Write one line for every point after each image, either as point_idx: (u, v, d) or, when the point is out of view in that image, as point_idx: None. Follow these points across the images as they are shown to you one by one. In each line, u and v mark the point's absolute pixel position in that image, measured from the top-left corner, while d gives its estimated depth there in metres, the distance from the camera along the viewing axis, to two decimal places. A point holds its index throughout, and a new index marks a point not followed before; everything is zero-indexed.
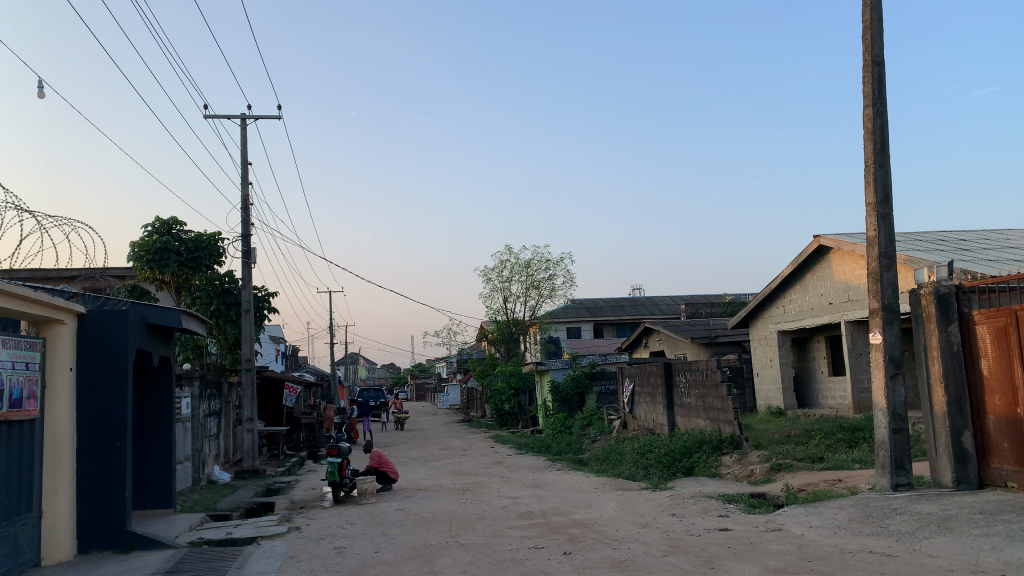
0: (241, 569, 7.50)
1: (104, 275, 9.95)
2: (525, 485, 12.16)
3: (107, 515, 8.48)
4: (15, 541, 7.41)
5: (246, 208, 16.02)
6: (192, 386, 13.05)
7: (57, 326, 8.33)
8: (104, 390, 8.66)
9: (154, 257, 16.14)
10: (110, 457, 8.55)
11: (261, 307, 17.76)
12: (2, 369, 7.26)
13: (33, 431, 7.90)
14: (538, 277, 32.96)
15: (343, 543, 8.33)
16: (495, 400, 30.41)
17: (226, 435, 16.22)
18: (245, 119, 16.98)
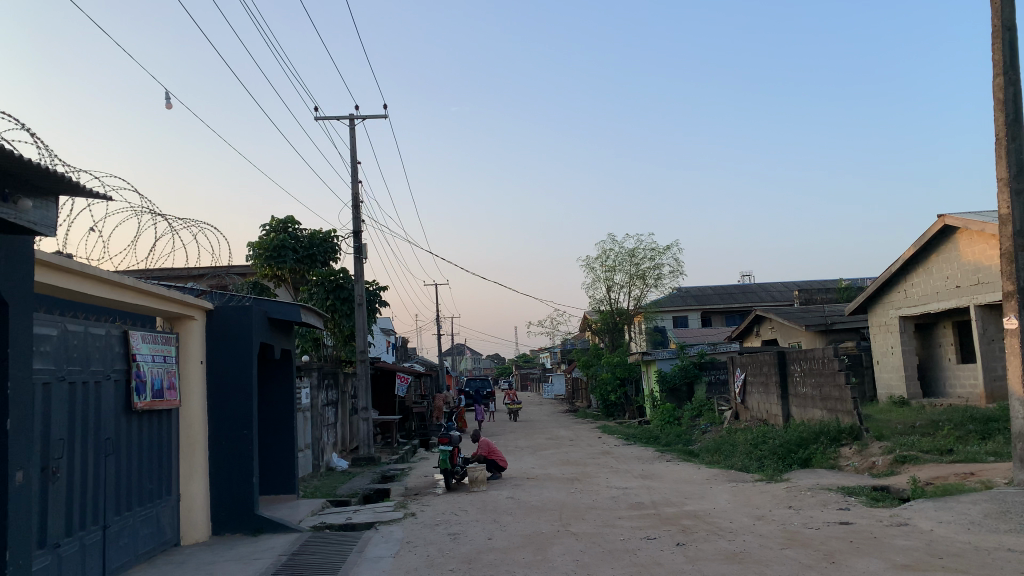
0: (361, 552, 7.82)
1: (230, 272, 10.52)
2: (635, 475, 12.08)
3: (238, 500, 8.97)
4: (157, 522, 8.03)
5: (355, 206, 16.54)
6: (311, 377, 13.65)
7: (188, 321, 8.88)
8: (231, 381, 9.17)
9: (272, 254, 16.86)
10: (239, 445, 9.05)
11: (372, 300, 18.34)
12: (142, 362, 7.87)
13: (168, 420, 8.50)
14: (643, 266, 32.55)
15: (457, 530, 8.54)
16: (601, 391, 30.29)
17: (343, 424, 16.88)
18: (353, 118, 17.51)
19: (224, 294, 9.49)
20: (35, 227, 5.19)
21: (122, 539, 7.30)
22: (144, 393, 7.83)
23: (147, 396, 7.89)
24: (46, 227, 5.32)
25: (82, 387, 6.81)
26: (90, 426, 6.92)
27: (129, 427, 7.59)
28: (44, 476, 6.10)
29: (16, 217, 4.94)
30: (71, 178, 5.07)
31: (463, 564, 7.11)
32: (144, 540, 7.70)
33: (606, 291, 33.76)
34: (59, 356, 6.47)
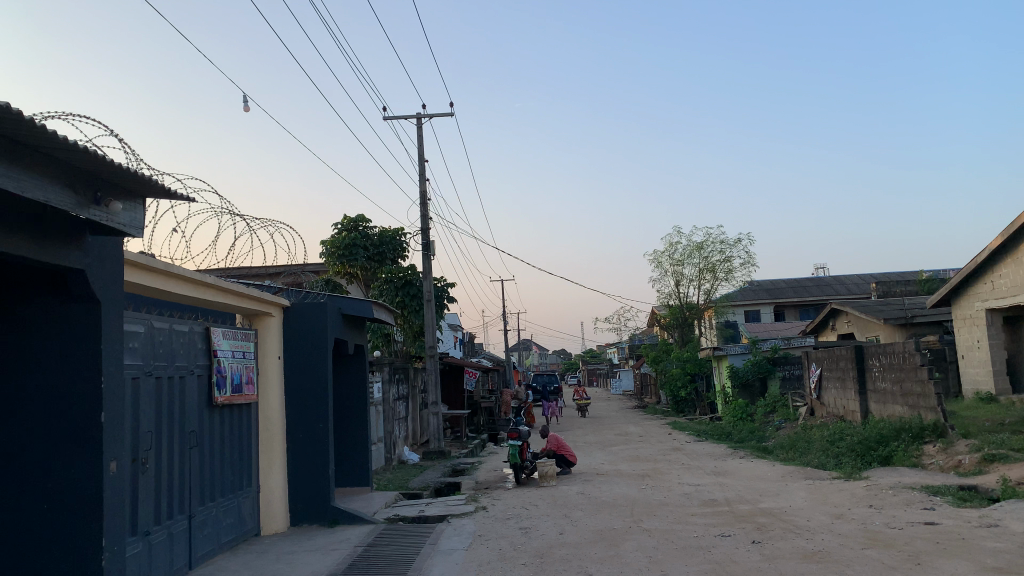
0: (434, 544, 7.93)
1: (306, 271, 10.79)
2: (707, 472, 11.92)
3: (314, 491, 9.21)
4: (238, 512, 8.32)
5: (423, 203, 16.76)
6: (382, 371, 13.90)
7: (266, 318, 9.15)
8: (308, 376, 9.42)
9: (343, 252, 17.23)
10: (315, 438, 9.29)
11: (441, 297, 18.54)
12: (223, 357, 8.16)
13: (248, 414, 8.79)
14: (713, 259, 32.02)
15: (529, 524, 8.58)
16: (670, 386, 29.93)
17: (413, 418, 17.14)
18: (420, 117, 17.71)
19: (300, 291, 9.72)
20: (126, 229, 5.42)
21: (206, 529, 7.58)
22: (224, 388, 8.11)
23: (227, 391, 8.17)
24: (136, 228, 5.55)
25: (168, 382, 7.09)
26: (175, 419, 7.20)
27: (211, 420, 7.87)
28: (135, 467, 6.38)
29: (107, 218, 5.17)
30: (157, 181, 5.26)
31: (535, 557, 7.15)
32: (226, 530, 7.98)
33: (675, 285, 33.33)
34: (147, 352, 6.74)
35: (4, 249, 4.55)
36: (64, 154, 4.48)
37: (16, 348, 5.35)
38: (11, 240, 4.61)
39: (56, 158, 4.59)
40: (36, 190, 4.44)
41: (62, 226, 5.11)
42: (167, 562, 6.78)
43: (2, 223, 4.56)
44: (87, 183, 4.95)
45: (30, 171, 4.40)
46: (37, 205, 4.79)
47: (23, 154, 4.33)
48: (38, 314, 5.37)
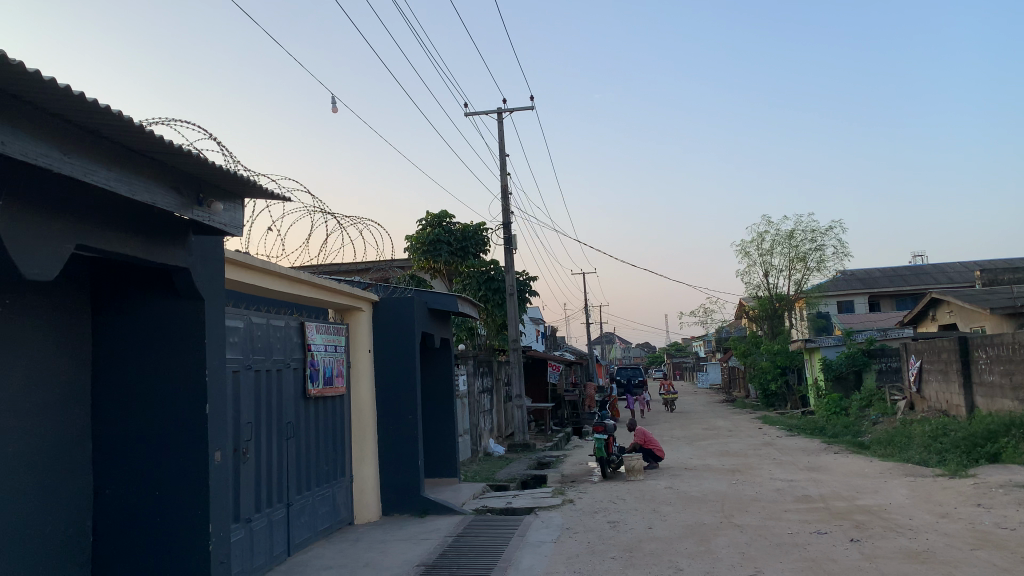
0: (523, 536, 7.98)
1: (394, 267, 11.04)
2: (801, 467, 11.59)
3: (404, 482, 9.41)
4: (333, 501, 8.59)
5: (504, 197, 16.84)
6: (467, 365, 14.07)
7: (356, 313, 9.40)
8: (397, 369, 9.62)
9: (428, 248, 17.43)
10: (405, 429, 9.49)
11: (523, 290, 18.67)
12: (316, 351, 8.43)
13: (340, 405, 9.05)
14: (803, 249, 31.04)
15: (616, 518, 8.54)
16: (759, 379, 29.20)
17: (498, 410, 17.30)
18: (500, 112, 17.77)
19: (388, 286, 9.98)
20: (227, 228, 5.65)
21: (303, 517, 7.85)
22: (317, 380, 8.37)
23: (320, 384, 8.43)
24: (236, 227, 5.79)
25: (266, 375, 7.37)
26: (273, 411, 7.47)
27: (306, 412, 8.14)
28: (237, 457, 6.67)
29: (210, 218, 5.41)
30: (254, 181, 5.46)
31: (624, 551, 7.11)
32: (322, 518, 8.26)
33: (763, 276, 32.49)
34: (246, 346, 7.02)
35: (117, 250, 4.81)
36: (171, 157, 4.70)
37: (125, 344, 5.63)
38: (124, 241, 4.88)
39: (162, 162, 4.82)
40: (144, 193, 4.68)
41: (168, 226, 5.37)
42: (268, 547, 7.06)
43: (115, 225, 4.82)
44: (190, 185, 5.18)
45: (139, 175, 4.63)
46: (146, 207, 5.05)
47: (132, 159, 4.56)
48: (147, 311, 5.64)
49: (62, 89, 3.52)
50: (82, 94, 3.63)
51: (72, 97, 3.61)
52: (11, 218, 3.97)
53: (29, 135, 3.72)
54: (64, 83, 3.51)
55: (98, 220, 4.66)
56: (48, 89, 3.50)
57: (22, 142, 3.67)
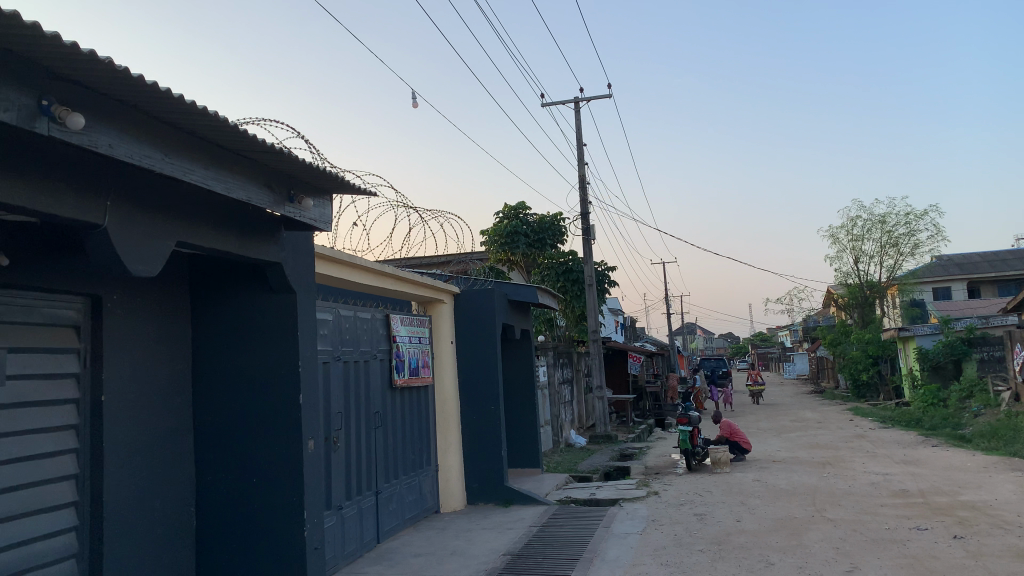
0: (608, 528, 7.94)
1: (474, 259, 11.14)
2: (896, 460, 11.15)
3: (488, 472, 9.49)
4: (420, 490, 8.75)
5: (582, 187, 16.76)
6: (547, 356, 14.09)
7: (438, 305, 9.54)
8: (479, 360, 9.71)
9: (506, 240, 17.55)
10: (488, 419, 9.58)
11: (602, 281, 18.59)
12: (401, 342, 8.60)
13: (424, 396, 9.19)
14: (896, 233, 29.83)
15: (703, 510, 8.41)
16: (850, 370, 28.23)
17: (578, 402, 17.28)
18: (577, 101, 17.67)
19: (468, 278, 9.88)
20: (317, 224, 5.81)
21: (391, 505, 8.02)
22: (403, 370, 8.53)
23: (405, 374, 8.59)
24: (325, 222, 5.93)
25: (355, 366, 7.57)
26: (362, 401, 7.66)
27: (393, 402, 8.31)
28: (329, 445, 6.86)
29: (301, 215, 5.56)
30: (342, 177, 5.59)
31: (713, 544, 7.01)
32: (409, 506, 8.42)
33: (853, 263, 31.40)
34: (335, 338, 7.21)
35: (214, 247, 5.00)
36: (264, 156, 4.85)
37: (222, 336, 5.85)
38: (221, 237, 5.07)
39: (256, 161, 4.98)
40: (239, 190, 4.84)
41: (262, 223, 5.55)
42: (359, 534, 7.25)
43: (213, 222, 5.01)
44: (282, 183, 5.34)
45: (234, 173, 4.80)
46: (241, 206, 5.23)
47: (228, 159, 4.73)
48: (242, 305, 5.85)
49: (163, 92, 3.66)
50: (181, 96, 3.77)
51: (172, 99, 3.76)
52: (119, 217, 4.17)
53: (133, 137, 3.89)
54: (167, 88, 3.66)
55: (197, 218, 4.86)
56: (151, 93, 3.66)
57: (126, 143, 3.84)
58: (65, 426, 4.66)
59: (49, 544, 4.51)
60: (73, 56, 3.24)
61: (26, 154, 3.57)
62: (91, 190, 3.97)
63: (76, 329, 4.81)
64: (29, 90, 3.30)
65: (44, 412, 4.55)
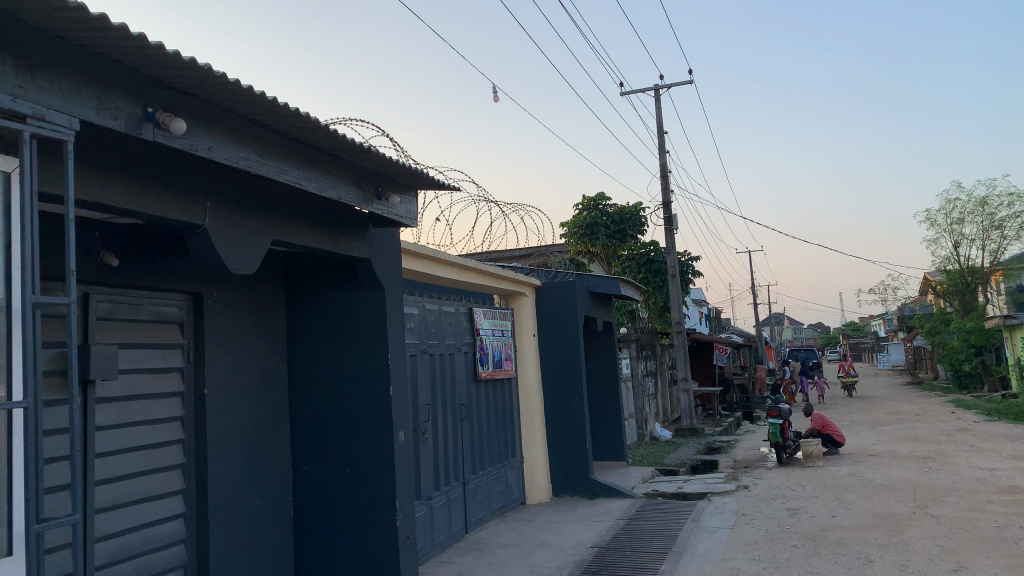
0: (697, 521, 7.82)
1: (555, 252, 11.15)
2: (1004, 455, 10.58)
3: (574, 464, 9.48)
4: (506, 481, 8.83)
5: (664, 176, 16.50)
6: (630, 348, 13.98)
7: (520, 298, 9.58)
8: (563, 352, 9.71)
9: (586, 231, 17.52)
10: (573, 412, 9.56)
11: (684, 271, 18.31)
12: (485, 335, 8.68)
13: (509, 388, 9.27)
14: (999, 215, 28.27)
15: (796, 505, 8.18)
16: (950, 360, 26.96)
17: (663, 394, 17.09)
18: (657, 89, 17.41)
19: (550, 271, 9.87)
20: (404, 220, 5.92)
21: (479, 496, 8.12)
22: (487, 363, 8.61)
23: (489, 366, 8.66)
24: (411, 218, 6.03)
25: (440, 358, 7.69)
26: (448, 394, 7.77)
27: (477, 394, 8.40)
28: (417, 437, 6.99)
29: (387, 211, 5.67)
30: (427, 173, 5.67)
31: (807, 540, 6.81)
32: (495, 497, 8.52)
33: (953, 247, 29.95)
34: (421, 331, 7.34)
35: (308, 245, 5.16)
36: (352, 155, 4.96)
37: (315, 331, 6.03)
38: (313, 235, 5.22)
39: (345, 160, 5.10)
40: (329, 189, 4.97)
41: (352, 220, 5.69)
42: (448, 524, 7.37)
43: (306, 220, 5.17)
44: (370, 180, 5.46)
45: (325, 172, 4.93)
46: (331, 204, 5.37)
47: (320, 159, 4.86)
48: (332, 300, 6.01)
49: (258, 96, 3.80)
50: (273, 99, 3.89)
51: (265, 102, 3.88)
52: (219, 218, 4.35)
53: (231, 140, 4.05)
54: (261, 91, 3.78)
55: (290, 217, 5.01)
56: (246, 96, 3.78)
57: (224, 146, 3.98)
58: (172, 418, 4.90)
59: (159, 530, 4.75)
60: (175, 64, 3.37)
61: (133, 160, 3.74)
62: (191, 192, 4.14)
63: (180, 326, 5.05)
64: (135, 98, 3.46)
65: (153, 404, 4.80)
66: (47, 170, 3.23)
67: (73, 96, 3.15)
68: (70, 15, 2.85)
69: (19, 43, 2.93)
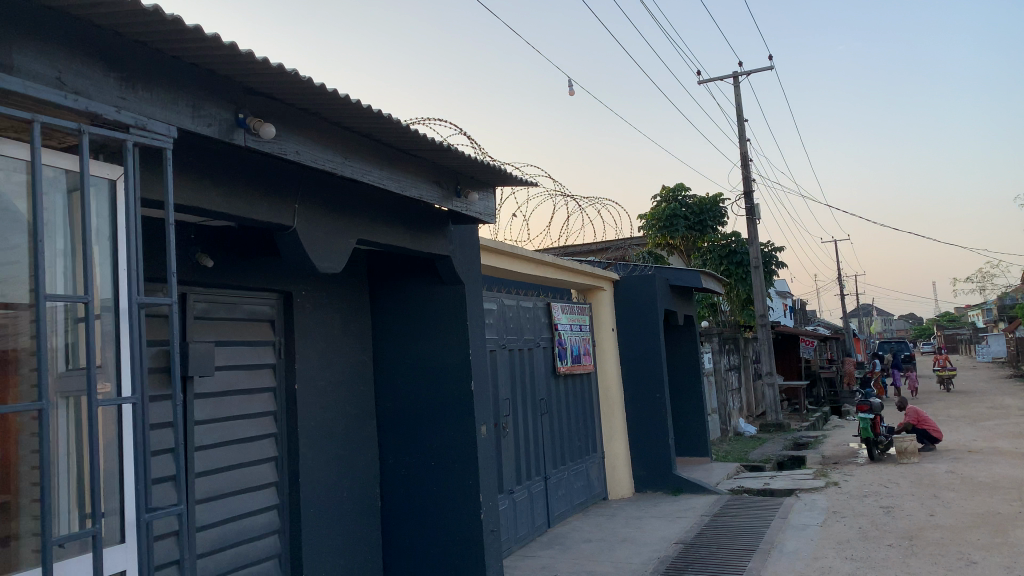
0: (785, 518, 7.63)
1: (632, 245, 11.07)
2: None
3: (656, 459, 9.38)
4: (587, 476, 8.81)
5: (745, 165, 16.12)
6: (712, 342, 13.74)
7: (598, 293, 9.52)
8: (643, 346, 9.61)
9: (665, 223, 17.32)
10: (654, 407, 9.47)
11: (767, 262, 17.87)
12: (563, 330, 8.68)
13: (588, 383, 9.24)
14: None
15: (891, 503, 7.90)
16: None
17: (746, 388, 16.75)
18: (736, 77, 17.02)
19: (628, 265, 9.90)
20: (483, 217, 5.98)
21: (561, 490, 8.14)
22: (566, 358, 8.61)
23: (568, 361, 8.66)
24: (490, 215, 6.08)
25: (520, 354, 7.73)
26: (528, 389, 7.81)
27: (557, 389, 8.42)
28: (499, 431, 7.06)
29: (466, 208, 5.73)
30: (506, 169, 5.71)
31: (904, 539, 6.56)
32: (578, 492, 8.52)
33: None
34: (501, 327, 7.40)
35: (391, 243, 5.27)
36: (432, 154, 5.03)
37: (399, 328, 6.15)
38: (396, 234, 5.32)
39: (426, 159, 5.19)
40: (411, 188, 5.06)
41: (433, 218, 5.78)
42: (531, 518, 7.42)
43: (389, 220, 5.27)
44: (449, 179, 5.53)
45: (406, 172, 5.02)
46: (413, 203, 5.47)
47: (401, 159, 4.95)
48: (414, 297, 6.12)
49: (341, 99, 3.89)
50: (356, 101, 3.98)
51: (349, 104, 3.97)
52: (307, 219, 4.48)
53: (317, 143, 4.17)
54: (344, 94, 3.87)
55: (375, 216, 5.13)
56: (329, 100, 3.88)
57: (311, 149, 4.10)
58: (265, 413, 5.08)
59: (254, 520, 4.94)
60: (263, 70, 3.49)
61: (226, 165, 3.89)
62: (281, 195, 4.28)
63: (271, 324, 5.23)
64: (226, 104, 3.60)
65: (248, 400, 4.99)
66: (148, 178, 3.38)
67: (169, 105, 3.29)
68: (168, 28, 2.98)
69: (120, 58, 3.08)
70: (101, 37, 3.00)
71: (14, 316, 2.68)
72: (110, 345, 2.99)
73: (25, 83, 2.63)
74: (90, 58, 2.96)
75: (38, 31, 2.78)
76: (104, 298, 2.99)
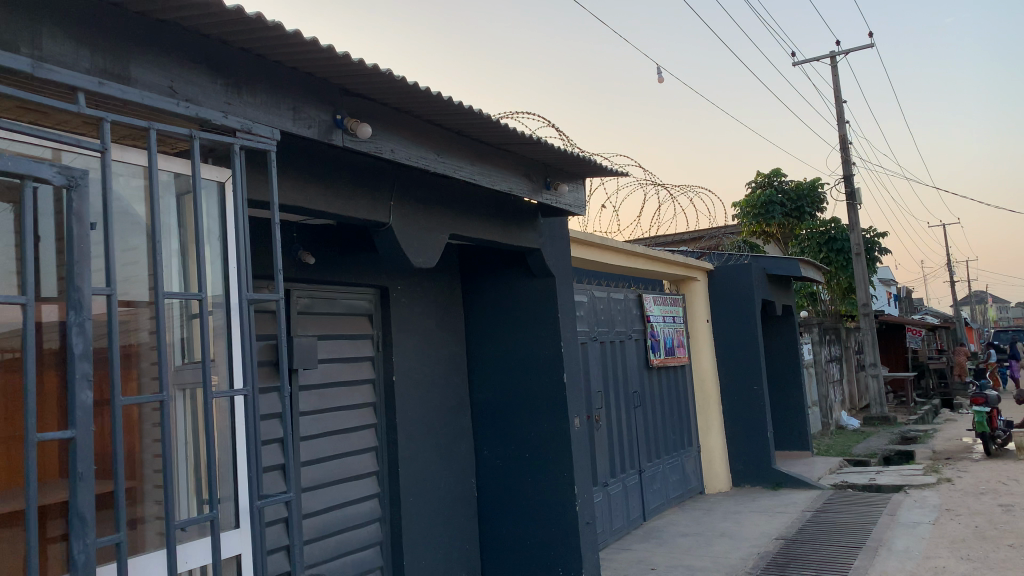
0: (894, 515, 7.32)
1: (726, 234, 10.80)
2: None
3: (754, 453, 9.16)
4: (683, 470, 8.69)
5: (845, 148, 15.48)
6: (812, 332, 13.29)
7: (692, 284, 9.36)
8: (739, 337, 9.39)
9: (760, 210, 16.89)
10: (752, 399, 9.24)
11: (870, 248, 17.14)
12: (656, 322, 8.57)
13: (683, 375, 9.11)
14: None
15: (1010, 501, 7.45)
16: None
17: (849, 380, 16.12)
18: (834, 56, 16.35)
19: (722, 255, 9.68)
20: (573, 208, 5.96)
21: (656, 484, 8.05)
22: (659, 350, 8.50)
23: (661, 354, 8.54)
24: (579, 206, 6.06)
25: (612, 345, 7.69)
26: (621, 381, 7.76)
27: (651, 381, 8.33)
28: (592, 423, 7.05)
29: (556, 200, 5.72)
30: (596, 161, 5.67)
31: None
32: (673, 486, 8.41)
33: None
34: (593, 319, 7.38)
35: (482, 237, 5.32)
36: (521, 147, 5.05)
37: (492, 320, 6.22)
38: (487, 227, 5.37)
39: (516, 153, 5.22)
40: (502, 182, 5.10)
41: (522, 211, 5.80)
42: (626, 511, 7.37)
43: (480, 214, 5.32)
44: (539, 171, 5.53)
45: (496, 166, 5.05)
46: (504, 197, 5.51)
47: (491, 153, 4.99)
48: (506, 290, 6.17)
49: (434, 96, 3.95)
50: (448, 98, 4.04)
51: (441, 101, 4.03)
52: (402, 215, 4.58)
53: (411, 140, 4.25)
54: (436, 92, 3.93)
55: (467, 211, 5.19)
56: (422, 98, 3.96)
57: (406, 147, 4.19)
58: (365, 404, 5.24)
59: (356, 508, 5.09)
60: (360, 71, 3.58)
61: (325, 164, 4.02)
62: (377, 192, 4.39)
63: (370, 318, 5.38)
64: (325, 106, 3.71)
65: (349, 391, 5.15)
66: (254, 180, 3.53)
67: (272, 109, 3.42)
68: (270, 34, 3.10)
69: (227, 65, 3.23)
70: (209, 46, 3.15)
71: (135, 312, 2.84)
72: (222, 339, 3.14)
73: (142, 93, 2.80)
74: (200, 67, 3.11)
75: (155, 42, 2.95)
76: (215, 296, 3.14)
